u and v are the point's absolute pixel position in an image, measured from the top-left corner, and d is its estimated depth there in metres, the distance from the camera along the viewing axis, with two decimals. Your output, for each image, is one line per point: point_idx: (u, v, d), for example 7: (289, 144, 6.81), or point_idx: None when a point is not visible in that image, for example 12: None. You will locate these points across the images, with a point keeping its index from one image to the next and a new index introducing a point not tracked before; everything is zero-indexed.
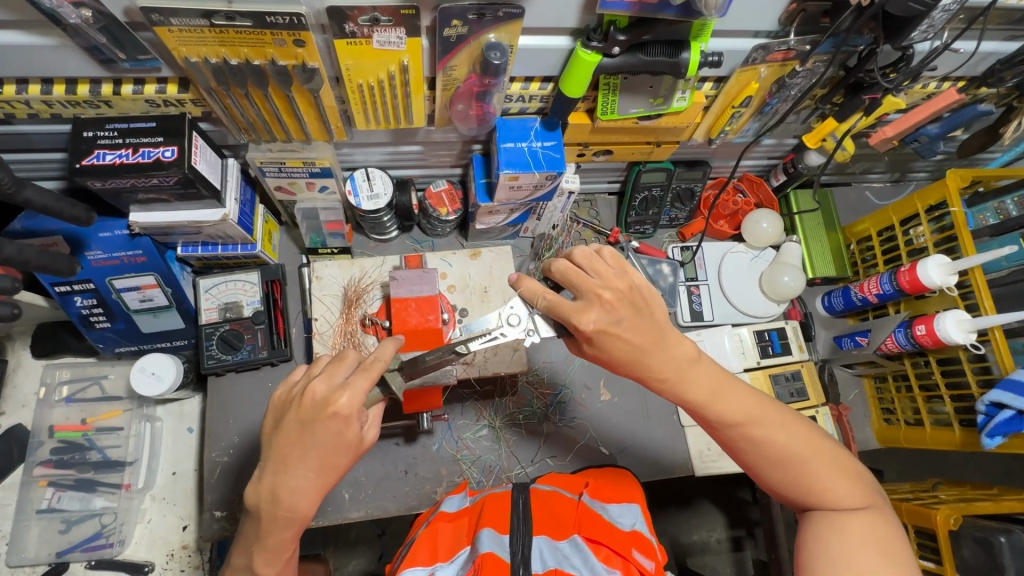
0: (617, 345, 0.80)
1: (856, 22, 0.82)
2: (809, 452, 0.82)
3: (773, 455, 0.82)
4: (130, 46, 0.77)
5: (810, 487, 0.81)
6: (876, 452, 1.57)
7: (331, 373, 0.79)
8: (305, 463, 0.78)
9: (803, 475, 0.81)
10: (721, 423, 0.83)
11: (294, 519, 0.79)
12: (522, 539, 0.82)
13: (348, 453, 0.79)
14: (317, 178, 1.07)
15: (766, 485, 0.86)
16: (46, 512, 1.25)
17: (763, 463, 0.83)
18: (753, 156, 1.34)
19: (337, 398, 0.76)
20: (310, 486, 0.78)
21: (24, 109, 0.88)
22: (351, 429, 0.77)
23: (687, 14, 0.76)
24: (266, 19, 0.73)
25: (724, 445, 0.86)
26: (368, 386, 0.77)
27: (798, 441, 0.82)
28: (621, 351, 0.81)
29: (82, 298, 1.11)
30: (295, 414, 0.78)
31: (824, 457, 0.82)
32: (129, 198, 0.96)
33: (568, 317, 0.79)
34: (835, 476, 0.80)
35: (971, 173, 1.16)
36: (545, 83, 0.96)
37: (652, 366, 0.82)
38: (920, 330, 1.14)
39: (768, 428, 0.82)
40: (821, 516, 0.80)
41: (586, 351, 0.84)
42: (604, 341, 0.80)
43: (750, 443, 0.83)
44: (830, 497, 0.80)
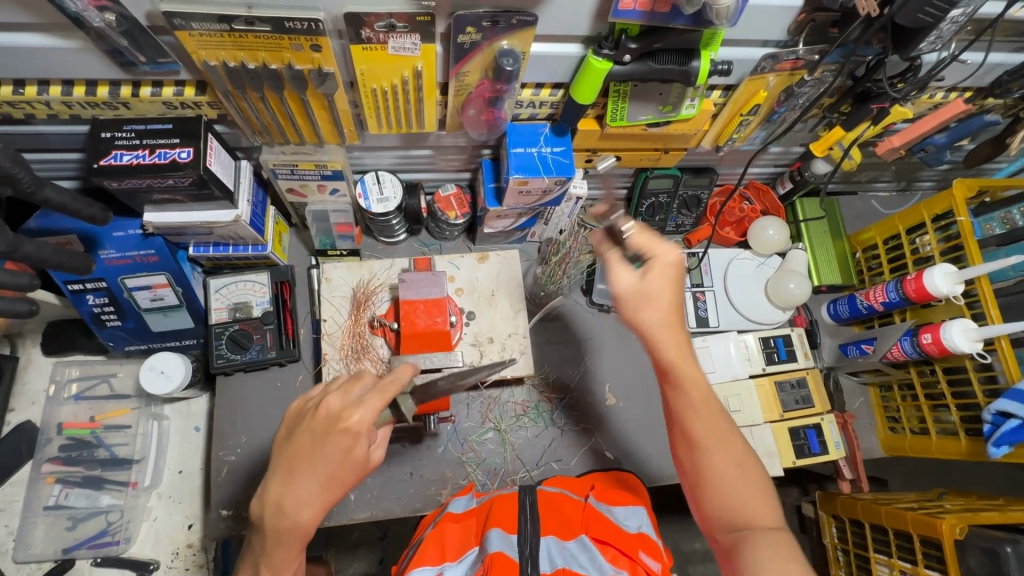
0: (673, 289, 0.85)
1: (865, 32, 0.83)
2: (754, 466, 0.81)
3: (723, 454, 0.81)
4: (150, 49, 0.79)
5: (748, 491, 0.79)
6: (880, 461, 1.57)
7: (346, 390, 0.79)
8: (310, 476, 0.77)
9: (746, 485, 0.79)
10: (689, 405, 0.83)
11: (298, 531, 0.77)
12: (530, 539, 0.83)
13: (354, 469, 0.78)
14: (329, 180, 1.09)
15: (700, 491, 0.82)
16: (53, 509, 1.26)
17: (712, 459, 0.81)
18: (760, 164, 1.35)
19: (350, 415, 0.76)
20: (314, 498, 0.77)
21: (45, 110, 0.90)
22: (359, 446, 0.76)
23: (698, 23, 0.77)
24: (285, 24, 0.74)
25: (680, 434, 0.84)
26: (381, 406, 0.77)
27: (745, 449, 0.82)
28: (673, 296, 0.85)
29: (94, 296, 1.12)
30: (307, 425, 0.78)
31: (764, 477, 0.81)
32: (144, 198, 0.98)
33: (656, 242, 0.85)
34: (769, 497, 0.79)
35: (977, 183, 1.16)
36: (556, 90, 0.97)
37: (683, 328, 0.85)
38: (926, 339, 1.15)
39: (724, 424, 0.83)
40: (747, 532, 0.76)
41: (647, 276, 0.84)
42: (671, 275, 0.85)
43: (706, 435, 0.82)
44: (758, 515, 0.78)
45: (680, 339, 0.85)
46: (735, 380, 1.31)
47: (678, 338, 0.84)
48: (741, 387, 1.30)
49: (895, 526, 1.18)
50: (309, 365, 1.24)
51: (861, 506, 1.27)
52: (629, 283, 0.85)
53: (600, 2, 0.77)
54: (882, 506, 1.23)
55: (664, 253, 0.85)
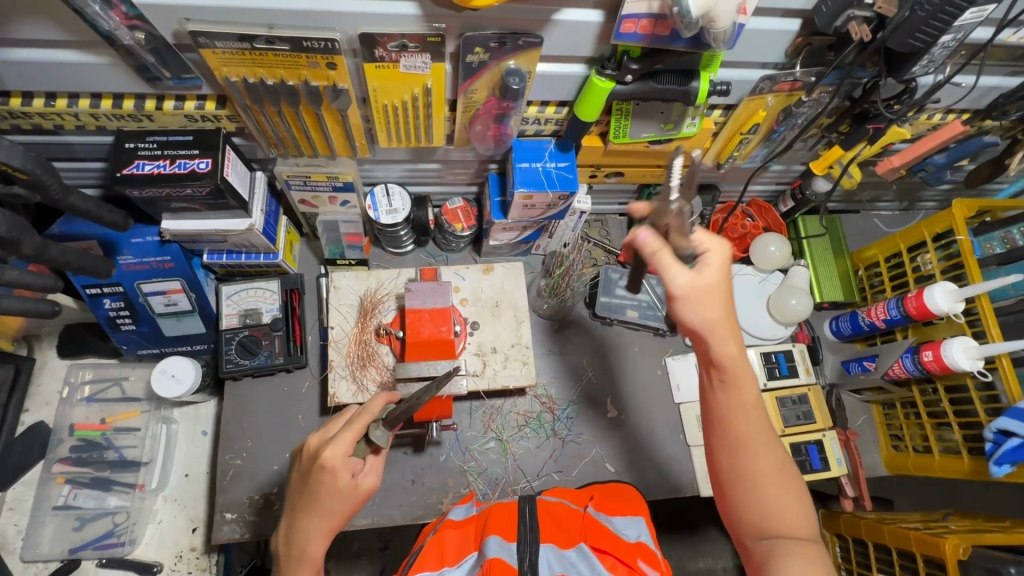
0: (715, 300, 0.76)
1: (860, 56, 0.86)
2: (794, 480, 0.80)
3: (769, 468, 0.79)
4: (176, 66, 0.83)
5: (775, 511, 0.78)
6: (886, 481, 1.55)
7: (325, 428, 0.83)
8: (305, 509, 0.79)
9: (785, 498, 0.78)
10: (736, 418, 0.80)
11: (305, 559, 0.79)
12: (529, 546, 0.83)
13: (344, 499, 0.79)
14: (340, 192, 1.13)
15: (734, 501, 0.81)
16: (61, 509, 1.28)
17: (756, 471, 0.79)
18: (762, 181, 1.38)
19: (323, 452, 0.78)
20: (315, 528, 0.79)
21: (73, 121, 0.94)
22: (340, 478, 0.78)
23: (697, 45, 0.80)
24: (303, 43, 0.79)
25: (725, 444, 0.81)
26: (353, 438, 0.79)
27: (778, 470, 0.79)
28: (716, 308, 0.77)
29: (110, 300, 1.16)
30: (297, 467, 0.83)
31: (799, 491, 0.80)
32: (163, 207, 1.02)
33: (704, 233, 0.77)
34: (807, 512, 0.79)
35: (977, 203, 1.17)
36: (561, 107, 1.01)
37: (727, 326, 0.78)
38: (927, 356, 1.15)
39: (764, 450, 0.79)
40: (780, 542, 0.77)
41: (704, 272, 0.76)
42: (724, 262, 0.77)
43: (756, 447, 0.79)
44: (791, 524, 0.78)
45: (718, 338, 0.78)
46: None
47: (715, 337, 0.77)
48: None
49: (898, 546, 1.17)
50: (316, 370, 1.26)
51: (864, 525, 1.26)
52: (684, 280, 0.76)
53: (603, 25, 0.81)
54: (885, 525, 1.22)
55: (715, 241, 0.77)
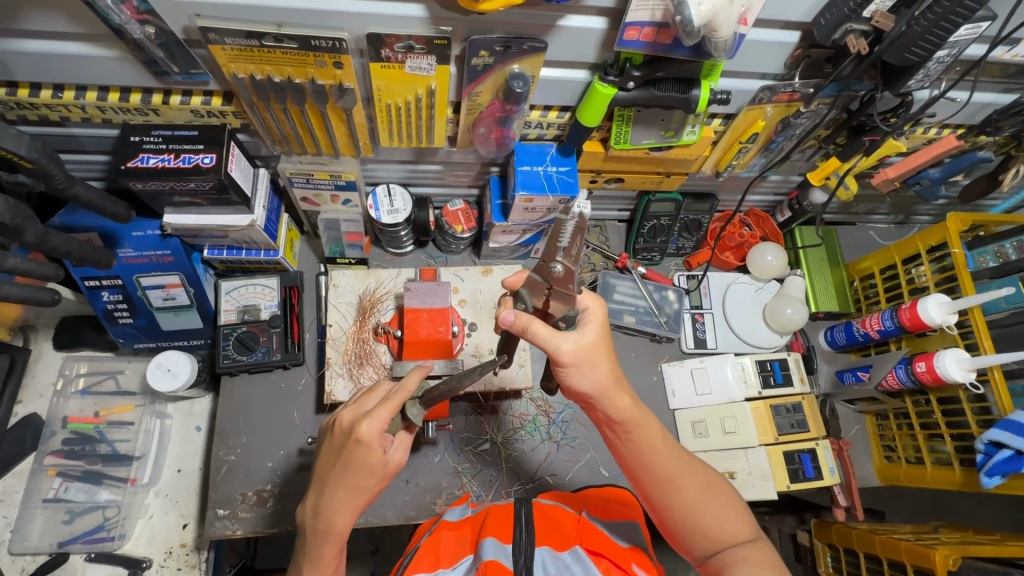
0: (599, 361, 0.79)
1: (857, 69, 0.87)
2: (719, 489, 0.85)
3: (697, 490, 0.83)
4: (183, 61, 0.84)
5: (714, 529, 0.82)
6: (880, 493, 1.55)
7: (360, 403, 0.82)
8: (336, 483, 0.79)
9: (719, 513, 0.82)
10: (653, 454, 0.82)
11: (332, 534, 0.80)
12: (525, 549, 0.83)
13: (373, 475, 0.79)
14: (342, 190, 1.13)
15: (680, 529, 0.84)
16: (51, 502, 1.27)
17: (684, 499, 0.82)
18: (760, 192, 1.40)
19: (359, 426, 0.77)
20: (342, 505, 0.80)
21: (79, 113, 0.95)
22: (374, 454, 0.77)
23: (698, 54, 0.81)
24: (311, 42, 0.80)
25: (651, 482, 0.83)
26: (389, 415, 0.78)
27: (705, 488, 0.83)
28: (602, 372, 0.79)
29: (109, 293, 1.16)
30: (330, 441, 0.82)
31: (728, 496, 0.85)
32: (165, 200, 1.02)
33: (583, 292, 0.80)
34: (740, 512, 0.84)
35: (971, 217, 1.19)
36: (563, 112, 1.02)
37: (615, 384, 0.80)
38: (920, 367, 1.16)
39: (686, 474, 0.83)
40: (729, 555, 0.80)
41: (586, 334, 0.78)
42: (603, 321, 0.80)
43: (680, 478, 0.82)
44: (732, 534, 0.82)
45: (614, 399, 0.80)
46: (731, 402, 1.32)
47: (612, 401, 0.80)
48: (737, 409, 1.31)
49: (889, 556, 1.17)
50: (312, 368, 1.26)
51: (856, 535, 1.26)
52: (571, 346, 0.77)
53: (607, 32, 0.82)
54: (878, 535, 1.22)
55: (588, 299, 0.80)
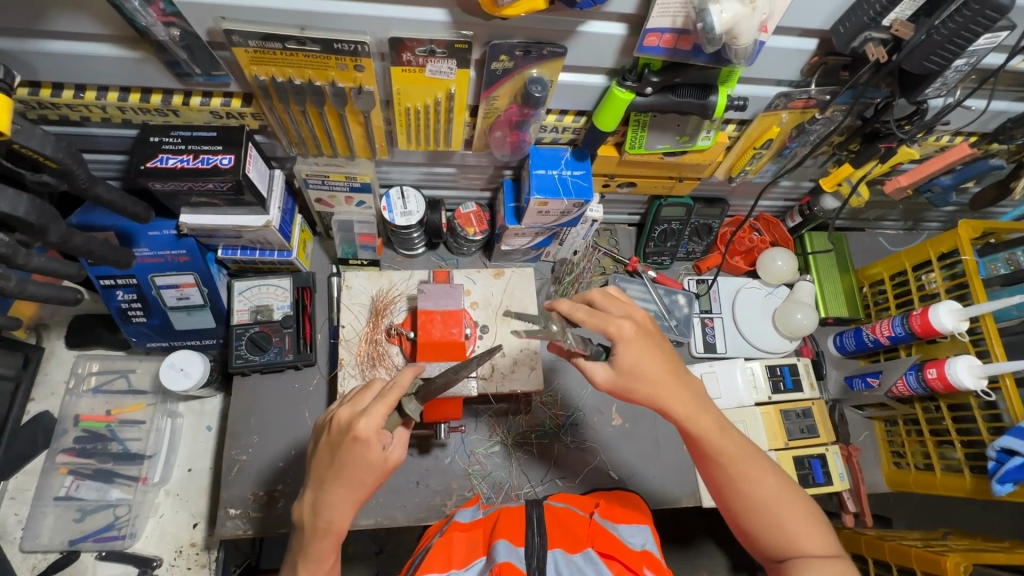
0: (648, 370, 0.82)
1: (874, 77, 0.88)
2: (788, 495, 0.83)
3: (763, 495, 0.83)
4: (206, 62, 0.85)
5: (783, 533, 0.81)
6: (887, 499, 1.55)
7: (355, 402, 0.83)
8: (334, 480, 0.80)
9: (787, 520, 0.81)
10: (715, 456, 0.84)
11: (331, 532, 0.80)
12: (537, 552, 0.84)
13: (373, 471, 0.79)
14: (356, 192, 1.14)
15: (746, 532, 0.85)
16: (62, 500, 1.28)
17: (749, 503, 0.83)
18: (770, 197, 1.41)
19: (356, 424, 0.78)
20: (342, 501, 0.80)
21: (100, 114, 0.96)
22: (372, 451, 0.78)
23: (717, 60, 0.82)
24: (333, 45, 0.80)
25: (714, 482, 0.86)
26: (386, 411, 0.79)
27: (776, 489, 0.83)
28: (648, 387, 0.83)
29: (123, 292, 1.17)
30: (326, 438, 0.82)
31: (799, 503, 0.83)
32: (183, 201, 1.03)
33: (608, 321, 0.82)
34: (811, 521, 0.82)
35: (983, 224, 1.19)
36: (579, 116, 1.03)
37: (672, 392, 0.84)
38: (931, 373, 1.16)
39: (754, 471, 0.84)
40: (798, 563, 0.80)
41: (618, 363, 0.82)
42: (637, 346, 0.82)
43: (741, 481, 0.83)
44: (803, 542, 0.81)
45: (674, 404, 0.84)
46: (740, 407, 1.32)
47: (670, 405, 0.84)
48: (747, 414, 1.31)
49: (898, 563, 1.17)
50: (324, 369, 1.26)
51: (865, 541, 1.27)
52: (602, 373, 0.85)
53: (626, 38, 0.83)
54: (887, 542, 1.22)
55: (616, 324, 0.82)
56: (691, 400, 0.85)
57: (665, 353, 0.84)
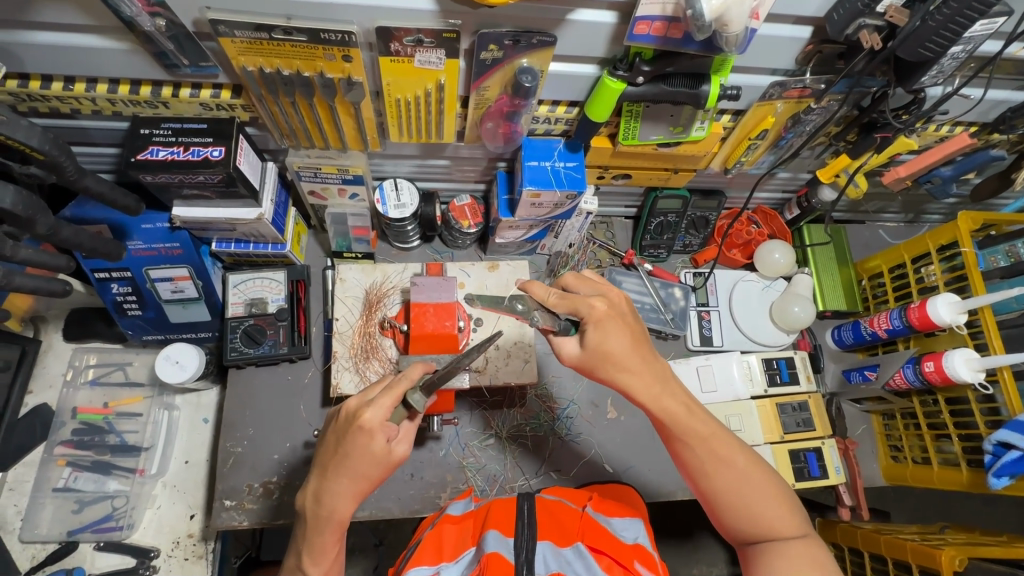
0: (621, 345, 0.82)
1: (870, 65, 0.86)
2: (757, 478, 0.83)
3: (734, 476, 0.82)
4: (193, 53, 0.84)
5: (758, 516, 0.81)
6: (884, 492, 1.55)
7: (365, 392, 0.83)
8: (337, 471, 0.80)
9: (756, 502, 0.81)
10: (686, 440, 0.83)
11: (333, 520, 0.80)
12: (526, 542, 0.83)
13: (377, 463, 0.79)
14: (349, 184, 1.13)
15: (718, 515, 0.85)
16: (61, 491, 1.29)
17: (721, 486, 0.82)
18: (768, 189, 1.40)
19: (362, 413, 0.78)
20: (344, 491, 0.80)
21: (90, 106, 0.95)
22: (375, 442, 0.78)
23: (708, 49, 0.81)
24: (320, 35, 0.80)
25: (687, 466, 0.85)
26: (392, 403, 0.79)
27: (749, 469, 0.83)
28: (621, 369, 0.82)
29: (118, 285, 1.17)
30: (334, 427, 0.83)
31: (770, 485, 0.83)
32: (174, 193, 1.03)
33: (577, 303, 0.83)
34: (781, 503, 0.82)
35: (983, 216, 1.17)
36: (571, 107, 1.02)
37: (643, 370, 0.83)
38: (928, 367, 1.15)
39: (728, 448, 0.83)
40: (770, 545, 0.80)
41: (586, 342, 0.83)
42: (606, 322, 0.82)
43: (711, 463, 0.83)
44: (776, 525, 0.81)
45: (643, 383, 0.83)
46: (737, 401, 1.31)
47: (640, 384, 0.83)
48: (742, 407, 1.31)
49: (894, 556, 1.17)
50: (319, 362, 1.26)
51: (861, 534, 1.27)
52: (575, 351, 0.85)
53: (617, 26, 0.81)
54: (883, 535, 1.22)
55: (585, 306, 0.83)
56: (661, 381, 0.84)
57: (637, 331, 0.84)
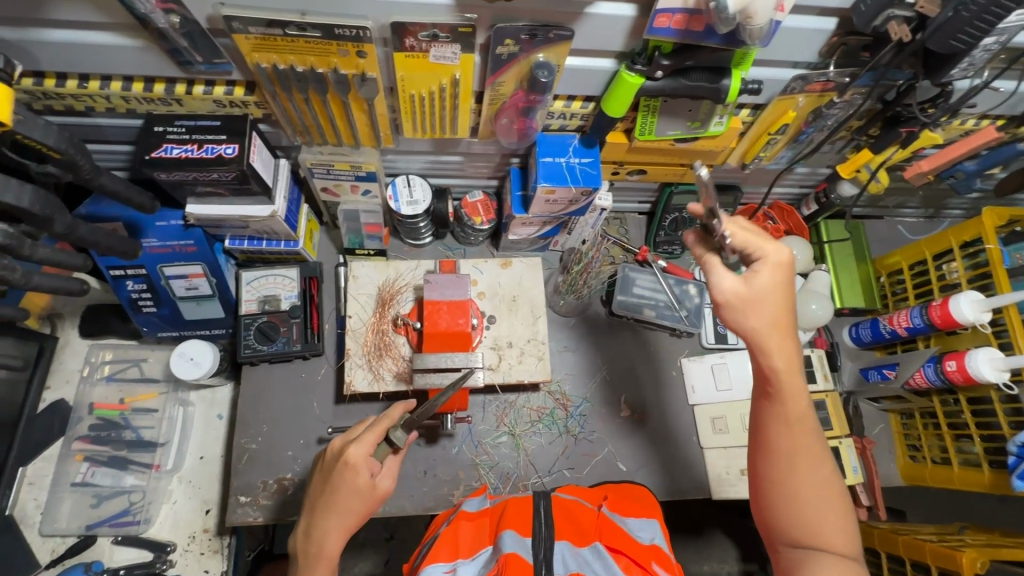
0: (770, 299, 0.78)
1: (897, 57, 0.83)
2: (832, 492, 0.79)
3: (812, 476, 0.79)
4: (207, 50, 0.84)
5: (811, 521, 0.78)
6: (900, 491, 1.53)
7: (349, 432, 0.93)
8: (325, 508, 0.86)
9: (817, 508, 0.78)
10: (791, 420, 0.79)
11: (322, 557, 0.84)
12: (544, 542, 0.83)
13: (363, 498, 0.86)
14: (362, 181, 1.13)
15: (766, 500, 0.82)
16: (79, 486, 1.31)
17: (792, 472, 0.79)
18: (785, 184, 1.37)
19: (347, 449, 0.86)
20: (333, 525, 0.85)
21: (104, 103, 0.95)
22: (360, 476, 0.85)
23: (730, 42, 0.79)
24: (335, 30, 0.79)
25: (766, 444, 0.82)
26: (375, 439, 0.87)
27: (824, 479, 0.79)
28: (768, 309, 0.78)
29: (133, 282, 1.18)
30: (321, 469, 0.91)
31: (836, 499, 0.79)
32: (188, 191, 1.02)
33: (764, 240, 0.78)
34: (839, 521, 0.78)
35: (1007, 211, 1.16)
36: (587, 102, 1.00)
37: (782, 335, 0.79)
38: (950, 366, 1.13)
39: (812, 448, 0.79)
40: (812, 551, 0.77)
41: (753, 279, 0.78)
42: (778, 276, 0.78)
43: (803, 455, 0.79)
44: (828, 538, 0.77)
45: (778, 350, 0.79)
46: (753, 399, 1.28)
47: (775, 347, 0.78)
48: None
49: (913, 557, 1.15)
50: (332, 359, 1.26)
51: (878, 534, 1.25)
52: (734, 286, 0.79)
53: (636, 19, 0.79)
54: (901, 535, 1.20)
55: (776, 253, 0.77)
56: (795, 356, 0.80)
57: (789, 296, 0.79)
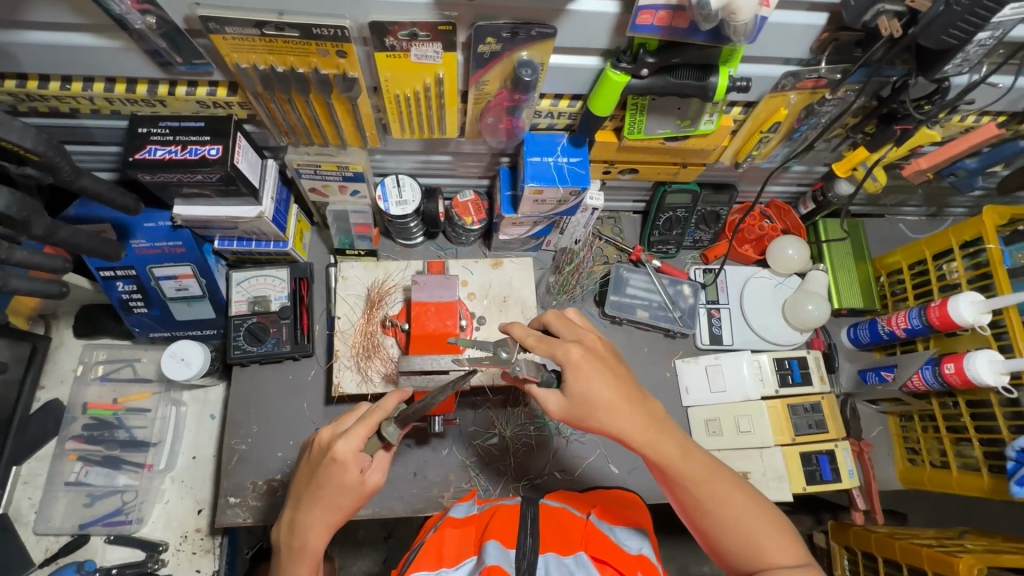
0: (599, 376, 0.81)
1: (890, 52, 0.82)
2: (754, 515, 0.80)
3: (733, 512, 0.80)
4: (187, 51, 0.83)
5: (757, 550, 0.78)
6: (901, 494, 1.50)
7: (337, 423, 0.89)
8: (312, 502, 0.84)
9: (752, 534, 0.79)
10: (682, 479, 0.81)
11: (306, 552, 0.84)
12: (528, 554, 0.82)
13: (350, 493, 0.84)
14: (350, 181, 1.12)
15: (716, 548, 0.82)
16: (73, 485, 1.32)
17: (716, 522, 0.80)
18: (782, 182, 1.35)
19: (335, 444, 0.83)
20: (317, 522, 0.84)
21: (89, 105, 0.95)
22: (348, 473, 0.83)
23: (716, 39, 0.77)
24: (313, 30, 0.78)
25: (683, 504, 0.83)
26: (366, 434, 0.84)
27: (743, 507, 0.80)
28: (603, 393, 0.81)
29: (123, 283, 1.18)
30: (307, 459, 0.89)
31: (766, 517, 0.80)
32: (175, 191, 1.02)
33: (554, 346, 0.82)
34: (778, 537, 0.79)
35: (1008, 211, 1.13)
36: (575, 101, 0.99)
37: (629, 409, 0.82)
38: (948, 368, 1.11)
39: (716, 487, 0.81)
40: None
41: (568, 389, 0.82)
42: (587, 372, 0.81)
43: (709, 501, 0.81)
44: (774, 556, 0.78)
45: (637, 425, 0.81)
46: (747, 401, 1.27)
47: (629, 426, 0.81)
48: (753, 408, 1.26)
49: (909, 563, 1.12)
50: (322, 360, 1.26)
51: (874, 539, 1.23)
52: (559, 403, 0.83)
53: (620, 16, 0.78)
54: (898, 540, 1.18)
55: (567, 354, 0.82)
56: (649, 415, 0.83)
57: (611, 372, 0.83)
